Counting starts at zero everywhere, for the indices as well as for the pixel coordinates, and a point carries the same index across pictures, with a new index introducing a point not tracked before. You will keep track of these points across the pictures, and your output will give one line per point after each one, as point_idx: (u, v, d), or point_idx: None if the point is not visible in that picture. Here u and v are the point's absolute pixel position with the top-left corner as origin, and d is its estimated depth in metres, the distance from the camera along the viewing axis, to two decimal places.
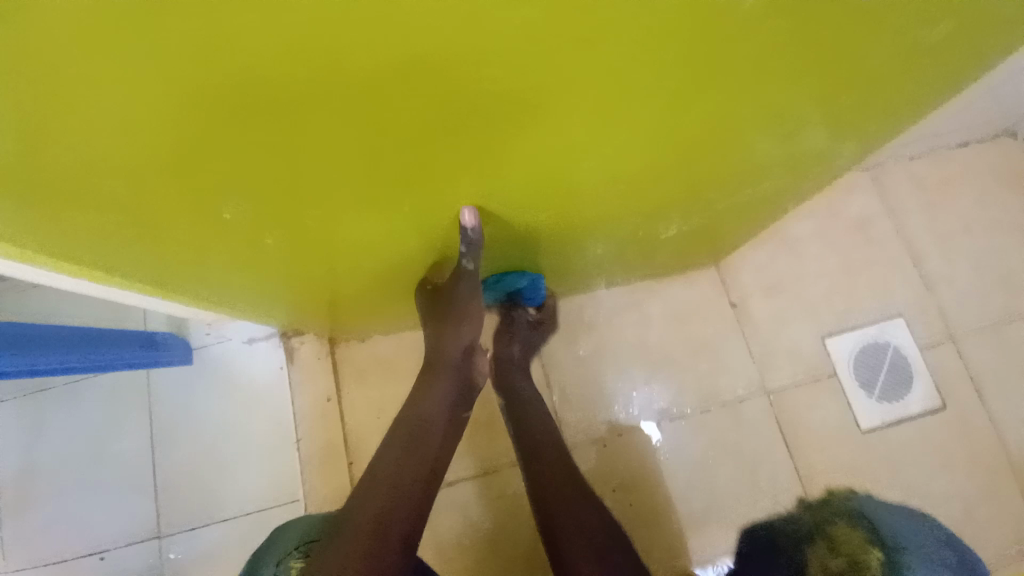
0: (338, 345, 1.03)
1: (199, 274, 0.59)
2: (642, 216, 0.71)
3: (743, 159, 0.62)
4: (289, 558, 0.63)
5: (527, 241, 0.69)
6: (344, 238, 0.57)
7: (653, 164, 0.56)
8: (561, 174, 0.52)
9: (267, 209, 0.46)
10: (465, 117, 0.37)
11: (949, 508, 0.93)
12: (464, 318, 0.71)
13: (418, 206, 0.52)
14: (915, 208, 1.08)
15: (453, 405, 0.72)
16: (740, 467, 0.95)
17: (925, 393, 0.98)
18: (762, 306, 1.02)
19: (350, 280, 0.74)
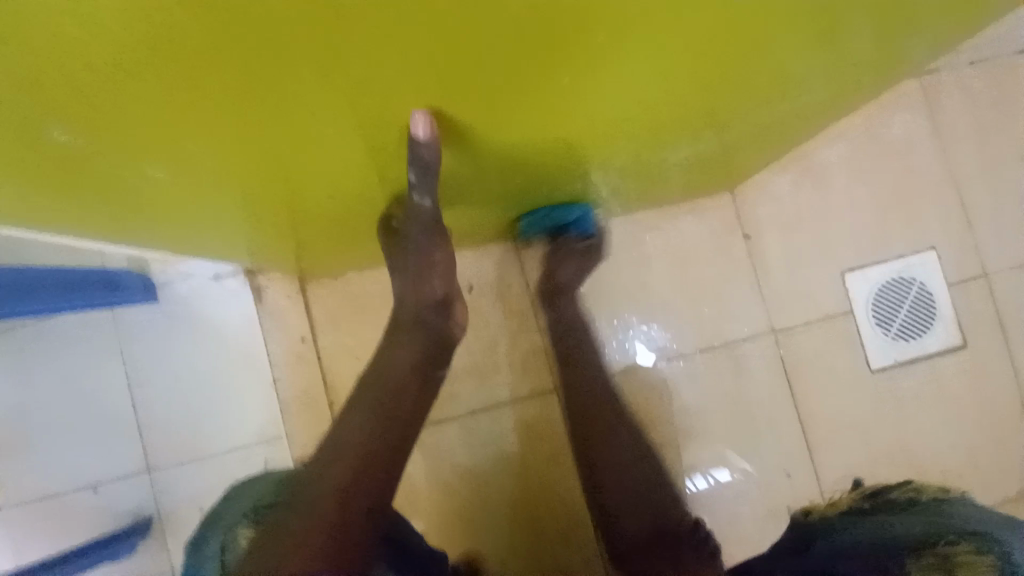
0: (309, 283, 0.95)
1: (112, 205, 0.49)
2: (643, 142, 0.58)
3: (775, 72, 0.49)
4: (238, 526, 0.54)
5: (506, 177, 0.57)
6: (262, 170, 0.45)
7: (666, 74, 0.42)
8: (550, 84, 0.39)
9: (131, 127, 0.33)
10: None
11: (951, 451, 0.90)
12: (432, 268, 0.61)
13: (353, 130, 0.40)
14: (966, 126, 0.93)
15: (423, 364, 0.63)
16: (738, 409, 0.90)
17: (943, 333, 0.90)
18: (778, 239, 0.92)
19: (301, 218, 0.63)
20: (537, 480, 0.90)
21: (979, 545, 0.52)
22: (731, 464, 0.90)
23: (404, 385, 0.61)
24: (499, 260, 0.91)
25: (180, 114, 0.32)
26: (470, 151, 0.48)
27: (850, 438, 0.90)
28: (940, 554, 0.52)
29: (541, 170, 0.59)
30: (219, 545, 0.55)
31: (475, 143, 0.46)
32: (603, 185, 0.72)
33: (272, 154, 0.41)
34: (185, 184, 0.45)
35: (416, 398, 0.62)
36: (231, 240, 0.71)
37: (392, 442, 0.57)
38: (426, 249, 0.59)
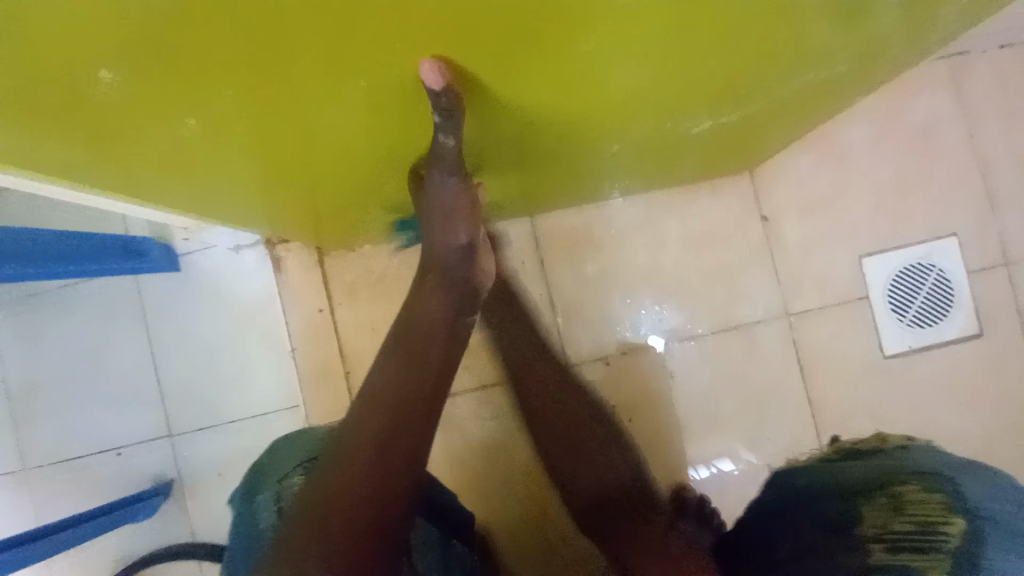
0: (326, 256, 0.96)
1: (151, 176, 0.49)
2: (670, 106, 0.56)
3: (807, 40, 0.48)
4: (294, 475, 0.64)
5: (528, 140, 0.57)
6: (297, 129, 0.45)
7: (700, 32, 0.41)
8: (582, 24, 0.36)
9: (173, 82, 0.34)
10: None
11: (962, 439, 0.90)
12: (454, 212, 0.60)
13: (376, 71, 0.38)
14: (991, 112, 0.91)
15: (452, 311, 0.62)
16: (749, 391, 0.91)
17: (960, 321, 0.90)
18: (795, 223, 0.91)
19: (323, 184, 0.63)
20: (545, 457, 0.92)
21: (930, 487, 0.51)
22: (740, 445, 0.90)
23: (436, 331, 0.60)
24: (514, 237, 0.91)
25: (203, 40, 0.30)
26: (495, 109, 0.48)
27: (860, 423, 0.90)
28: (892, 495, 0.52)
29: (565, 137, 0.58)
30: (275, 493, 0.65)
31: (503, 102, 0.46)
32: (623, 159, 0.71)
33: (303, 107, 0.41)
34: (229, 147, 0.46)
35: (450, 344, 0.61)
36: (258, 210, 0.73)
37: (430, 387, 0.57)
38: (448, 192, 0.58)
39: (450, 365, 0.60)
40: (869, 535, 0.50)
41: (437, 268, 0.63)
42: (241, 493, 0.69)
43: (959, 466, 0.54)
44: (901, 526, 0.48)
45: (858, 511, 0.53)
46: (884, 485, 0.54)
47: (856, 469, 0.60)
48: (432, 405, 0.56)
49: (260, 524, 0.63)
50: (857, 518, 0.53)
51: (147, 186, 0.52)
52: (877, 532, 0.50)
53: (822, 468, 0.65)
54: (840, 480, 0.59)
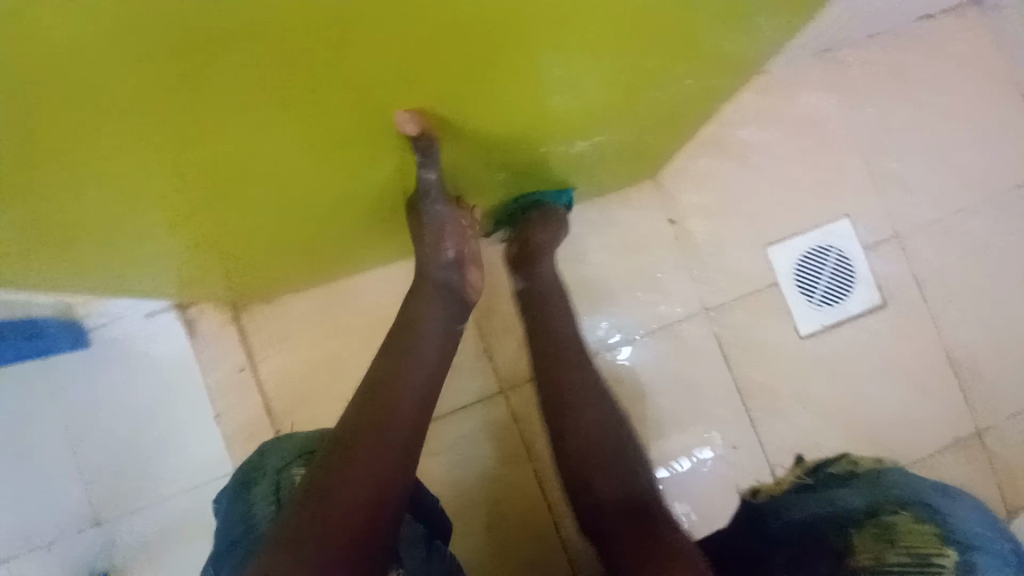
0: (241, 312, 0.93)
1: (156, 238, 0.54)
2: (574, 112, 0.59)
3: (675, 56, 0.55)
4: (293, 467, 0.69)
5: (460, 167, 0.63)
6: (301, 185, 0.53)
7: (618, 61, 0.51)
8: (477, 38, 0.38)
9: (213, 162, 0.41)
10: (434, 41, 0.36)
11: (883, 406, 0.94)
12: (443, 231, 0.69)
13: (372, 132, 0.47)
14: (866, 98, 0.98)
15: (449, 320, 0.72)
16: (680, 389, 0.93)
17: (863, 295, 0.95)
18: (702, 221, 0.95)
19: (275, 228, 0.63)
20: (493, 483, 0.91)
21: (919, 516, 0.54)
22: (681, 442, 0.92)
23: (428, 336, 0.69)
24: None
25: (104, 113, 0.30)
26: (467, 142, 0.57)
27: (789, 405, 0.94)
28: (882, 524, 0.54)
29: (463, 163, 0.63)
30: (271, 484, 0.70)
31: (472, 136, 0.55)
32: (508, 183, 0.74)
33: (312, 166, 0.49)
34: (234, 208, 0.52)
35: (443, 349, 0.69)
36: (161, 275, 0.71)
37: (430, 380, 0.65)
38: (438, 216, 0.67)
39: (445, 362, 0.69)
40: (864, 565, 0.52)
41: (434, 283, 0.71)
42: (235, 489, 0.74)
43: (930, 486, 0.60)
44: (893, 558, 0.51)
45: (848, 542, 0.55)
46: (872, 515, 0.56)
47: (842, 496, 0.63)
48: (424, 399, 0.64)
49: (254, 515, 0.68)
50: (847, 548, 0.55)
51: (76, 254, 0.51)
52: (869, 563, 0.52)
53: (815, 498, 0.66)
54: (825, 510, 0.62)
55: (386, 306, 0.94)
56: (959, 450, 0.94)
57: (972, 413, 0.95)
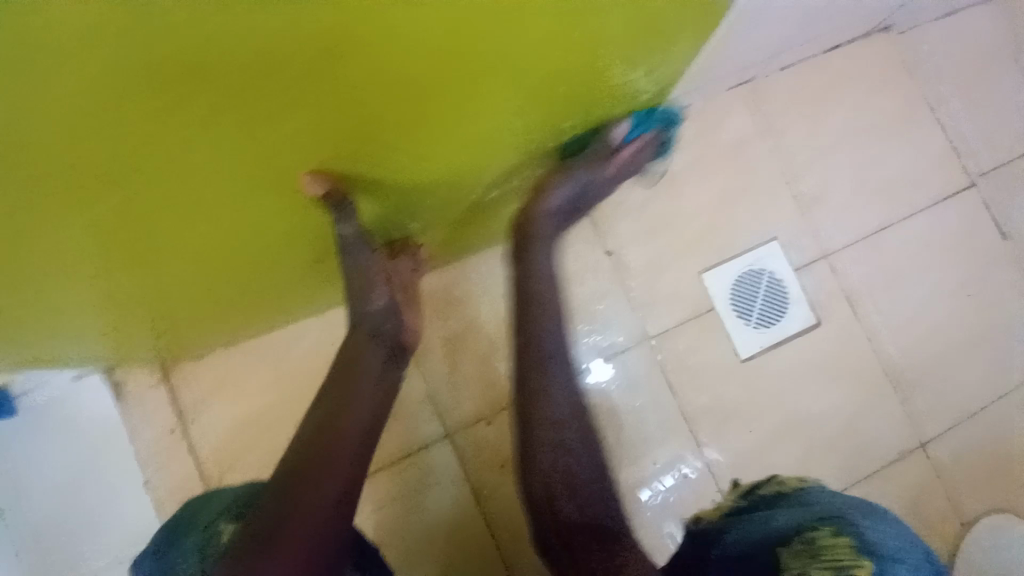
0: (173, 371, 0.90)
1: (54, 307, 0.52)
2: (490, 163, 0.62)
3: (567, 108, 0.59)
4: (220, 521, 0.63)
5: (389, 218, 0.64)
6: (208, 249, 0.52)
7: (513, 117, 0.53)
8: (356, 112, 0.39)
9: (100, 236, 0.40)
10: (311, 116, 0.37)
11: (827, 424, 0.95)
12: (369, 277, 0.64)
13: (272, 198, 0.47)
14: (787, 125, 1.01)
15: (383, 366, 0.65)
16: (626, 420, 0.92)
17: (799, 315, 0.97)
18: (638, 251, 0.96)
19: (188, 288, 0.60)
20: (443, 533, 0.88)
21: (837, 529, 0.49)
22: (631, 474, 0.91)
23: (361, 384, 0.63)
24: None
25: None
26: (382, 198, 0.57)
27: (736, 430, 0.94)
28: (806, 540, 0.50)
29: (388, 217, 0.63)
30: (198, 543, 0.63)
31: (385, 192, 0.56)
32: (437, 230, 0.75)
33: (215, 232, 0.48)
34: (137, 274, 0.51)
35: (380, 399, 0.63)
36: (81, 343, 0.70)
37: (361, 433, 0.60)
38: (362, 263, 0.63)
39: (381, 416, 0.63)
40: None
41: (365, 334, 0.66)
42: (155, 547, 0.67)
43: (855, 505, 0.54)
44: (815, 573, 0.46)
45: (777, 559, 0.51)
46: (798, 532, 0.52)
47: (775, 516, 0.57)
48: (360, 454, 0.59)
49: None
50: (777, 566, 0.50)
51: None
52: None
53: (750, 520, 0.61)
54: (758, 533, 0.57)
55: (325, 354, 0.92)
56: (906, 464, 0.95)
57: (915, 425, 0.96)
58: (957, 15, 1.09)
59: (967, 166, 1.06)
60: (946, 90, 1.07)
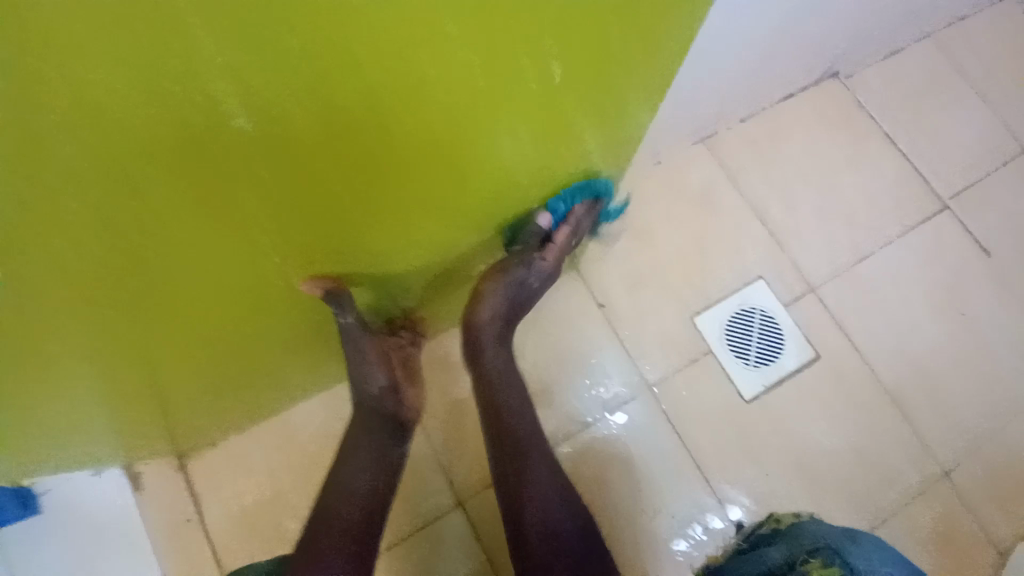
0: (189, 460, 0.93)
1: (93, 404, 0.58)
2: (473, 241, 0.70)
3: (536, 192, 0.67)
4: None
5: (387, 301, 0.70)
6: (227, 340, 0.59)
7: (485, 206, 0.62)
8: (348, 223, 0.48)
9: (141, 338, 0.48)
10: (311, 229, 0.46)
11: (839, 458, 0.94)
12: (367, 362, 0.69)
13: (280, 293, 0.55)
14: (755, 169, 1.07)
15: (382, 443, 0.70)
16: (637, 471, 0.92)
17: (796, 350, 0.98)
18: (629, 301, 0.99)
19: (202, 378, 0.66)
20: None
21: (824, 559, 0.56)
22: (647, 527, 0.90)
23: (362, 462, 0.68)
24: None
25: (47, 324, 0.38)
26: (377, 283, 0.64)
27: (749, 473, 0.93)
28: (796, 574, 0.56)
29: (387, 299, 0.70)
30: None
31: (380, 278, 0.63)
32: (435, 305, 0.81)
33: (235, 325, 0.56)
34: (165, 370, 0.58)
35: (383, 475, 0.69)
36: (105, 440, 0.74)
37: (365, 509, 0.66)
38: (362, 349, 0.68)
39: (385, 492, 0.68)
40: None
41: (364, 413, 0.71)
42: None
43: (843, 530, 0.59)
44: None
45: None
46: (792, 568, 0.58)
47: (769, 551, 0.64)
48: (366, 528, 0.65)
49: None
50: None
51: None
52: None
53: (750, 559, 0.66)
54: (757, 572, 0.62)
55: (334, 429, 0.94)
56: (929, 493, 0.93)
57: (930, 451, 0.95)
58: (899, 54, 1.18)
59: (937, 190, 1.10)
60: (902, 122, 1.14)
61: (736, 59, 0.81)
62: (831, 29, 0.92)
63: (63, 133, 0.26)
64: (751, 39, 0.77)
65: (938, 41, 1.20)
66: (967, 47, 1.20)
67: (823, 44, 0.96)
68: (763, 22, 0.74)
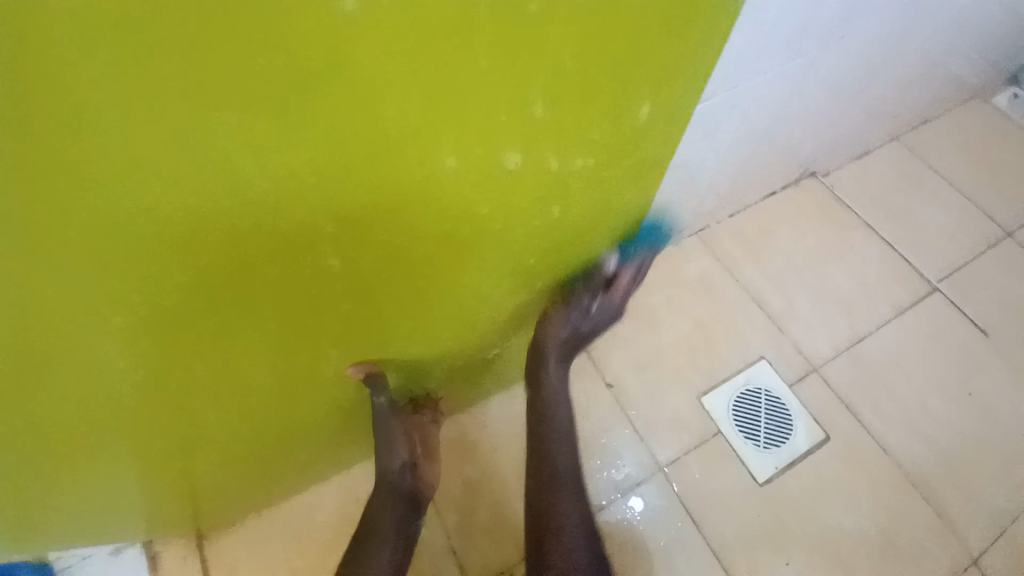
0: (206, 541, 0.93)
1: (152, 478, 0.65)
2: (495, 331, 0.78)
3: (549, 286, 0.77)
4: None
5: (415, 383, 0.78)
6: (273, 419, 0.66)
7: (505, 299, 0.72)
8: (390, 310, 0.58)
9: (214, 408, 0.57)
10: (359, 315, 0.56)
11: (864, 549, 0.91)
12: (392, 441, 0.75)
13: (325, 376, 0.64)
14: (747, 258, 1.16)
15: (400, 520, 0.75)
16: (654, 560, 0.90)
17: (805, 431, 1.00)
18: (636, 381, 1.03)
19: (245, 457, 0.72)
20: None
21: None
22: None
23: (380, 538, 0.74)
24: None
25: (159, 385, 0.49)
26: (406, 367, 0.72)
27: (768, 563, 0.90)
28: None
29: (415, 382, 0.77)
30: None
31: (410, 363, 0.72)
32: (458, 388, 0.88)
33: (283, 404, 0.64)
34: (217, 444, 0.65)
35: (397, 549, 0.74)
36: (136, 517, 0.77)
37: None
38: (389, 429, 0.74)
39: (398, 565, 0.73)
40: None
41: (387, 491, 0.76)
42: None
43: None
44: None
45: None
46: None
47: None
48: None
49: None
50: None
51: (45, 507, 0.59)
52: None
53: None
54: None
55: (350, 511, 0.96)
56: None
57: (960, 538, 0.92)
58: (870, 154, 1.31)
59: (925, 274, 1.17)
60: (882, 214, 1.24)
61: (715, 167, 0.94)
62: (797, 141, 1.06)
63: (213, 236, 0.38)
64: (724, 151, 0.91)
65: (905, 142, 1.34)
66: (933, 147, 1.33)
67: (793, 151, 1.11)
68: (734, 138, 0.88)
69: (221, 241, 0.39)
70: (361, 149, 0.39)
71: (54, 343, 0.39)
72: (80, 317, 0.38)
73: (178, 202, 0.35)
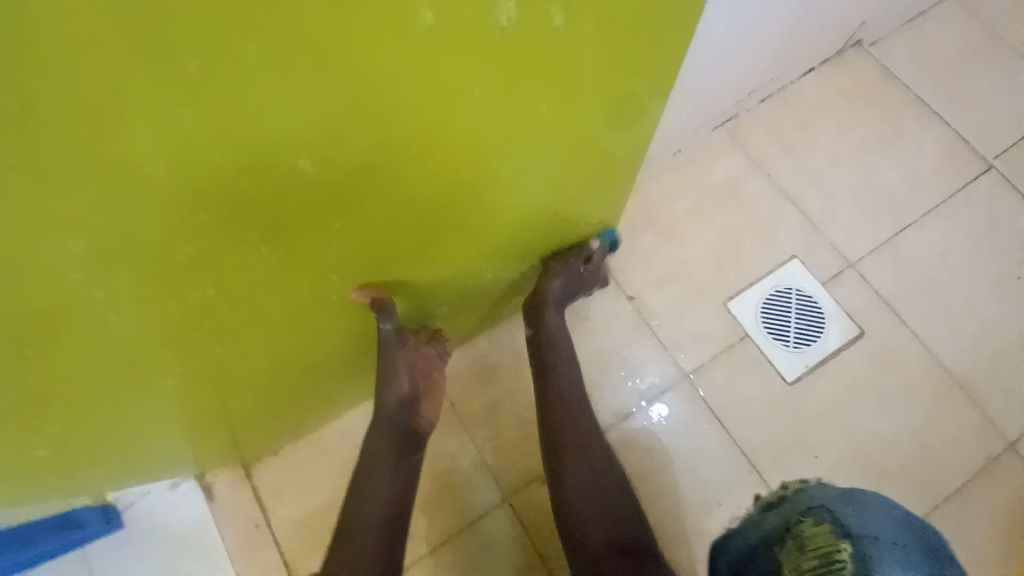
0: (253, 469, 0.99)
1: (183, 420, 0.66)
2: (508, 251, 0.75)
3: (563, 200, 0.70)
4: None
5: (424, 309, 0.75)
6: (290, 353, 0.66)
7: (514, 222, 0.68)
8: (390, 237, 0.54)
9: (228, 349, 0.56)
10: (359, 244, 0.52)
11: (894, 438, 0.91)
12: (395, 372, 0.75)
13: (333, 310, 0.62)
14: (779, 148, 1.06)
15: (397, 449, 0.76)
16: (681, 464, 0.92)
17: (839, 330, 0.96)
18: (658, 291, 0.99)
19: (270, 391, 0.73)
20: None
21: (817, 518, 0.63)
22: (696, 520, 0.90)
23: (379, 468, 0.75)
24: None
25: (166, 337, 0.47)
26: (412, 293, 0.69)
27: (796, 458, 0.91)
28: (796, 540, 0.63)
29: (427, 306, 0.75)
30: None
31: (419, 289, 0.69)
32: (472, 310, 0.86)
33: (297, 336, 0.63)
34: (240, 381, 0.65)
35: (394, 478, 0.76)
36: (181, 454, 0.81)
37: (389, 502, 0.74)
38: (394, 359, 0.73)
39: (403, 492, 0.76)
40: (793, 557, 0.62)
41: (384, 423, 0.77)
42: None
43: (832, 491, 0.66)
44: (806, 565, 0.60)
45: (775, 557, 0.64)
46: (788, 530, 0.65)
47: (763, 516, 0.70)
48: (392, 517, 0.73)
49: None
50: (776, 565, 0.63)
51: (86, 454, 0.60)
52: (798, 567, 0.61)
53: (746, 526, 0.72)
54: (755, 537, 0.68)
55: None
56: (996, 469, 0.90)
57: (992, 426, 0.91)
58: (925, 16, 1.13)
59: (979, 152, 1.05)
60: (935, 85, 1.09)
61: (748, 39, 0.82)
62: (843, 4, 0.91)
63: (187, 179, 0.34)
64: (758, 23, 0.78)
65: None
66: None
67: (837, 19, 0.95)
68: (770, 2, 0.75)
69: (194, 181, 0.34)
70: (331, 51, 0.32)
71: (34, 309, 0.35)
72: (64, 281, 0.34)
73: (136, 140, 0.30)
